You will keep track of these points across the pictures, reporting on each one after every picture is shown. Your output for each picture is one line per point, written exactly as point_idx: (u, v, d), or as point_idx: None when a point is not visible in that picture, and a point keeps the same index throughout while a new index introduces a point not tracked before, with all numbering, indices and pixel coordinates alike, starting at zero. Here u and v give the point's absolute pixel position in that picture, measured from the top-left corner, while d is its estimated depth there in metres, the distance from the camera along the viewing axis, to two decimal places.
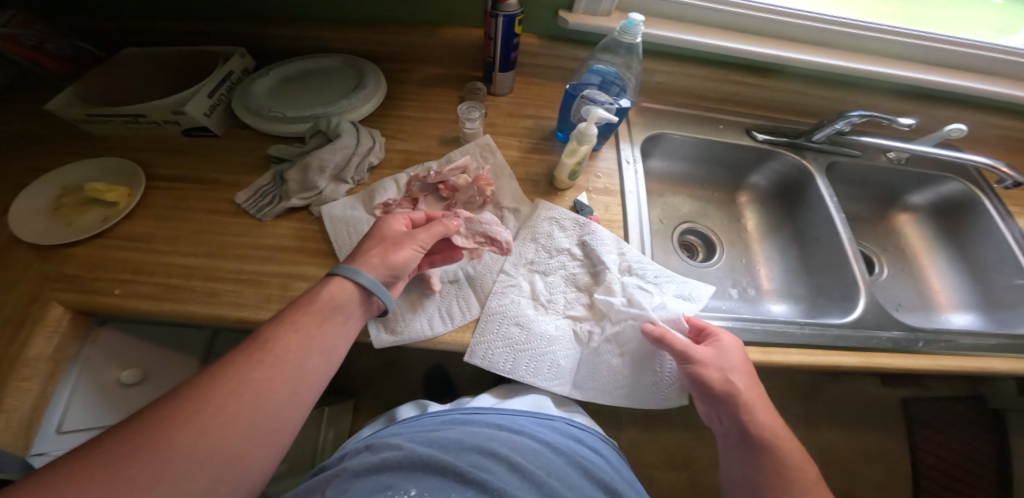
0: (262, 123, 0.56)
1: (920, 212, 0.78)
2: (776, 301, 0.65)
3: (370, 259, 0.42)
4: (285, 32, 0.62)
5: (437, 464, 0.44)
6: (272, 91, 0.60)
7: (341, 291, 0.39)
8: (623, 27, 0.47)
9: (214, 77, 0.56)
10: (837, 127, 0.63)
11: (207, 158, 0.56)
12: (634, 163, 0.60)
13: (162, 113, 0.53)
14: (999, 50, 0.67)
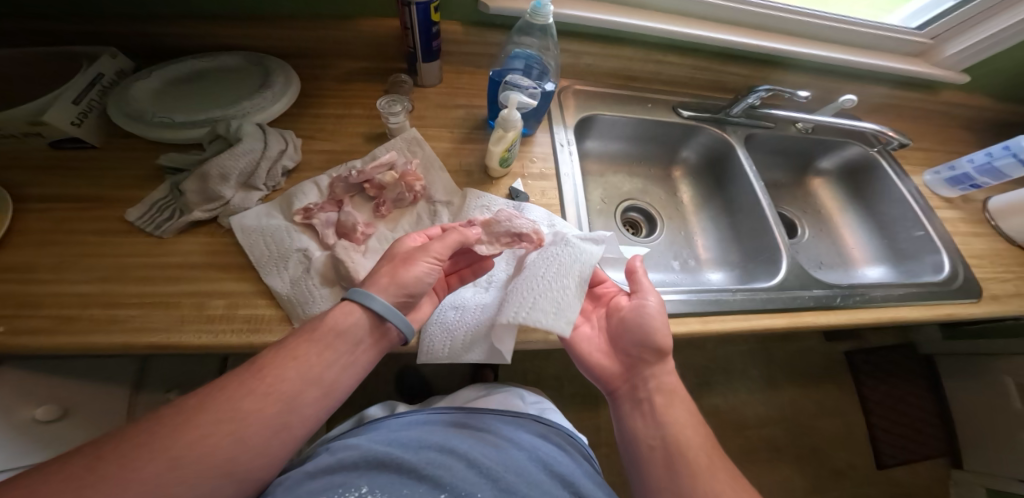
0: (146, 130, 0.49)
1: (829, 176, 0.84)
2: (713, 270, 0.69)
3: (380, 279, 0.41)
4: (171, 27, 0.56)
5: (393, 462, 0.42)
6: (158, 92, 0.53)
7: (346, 318, 0.39)
8: (532, 10, 0.48)
9: (78, 80, 0.49)
10: (750, 101, 0.67)
11: (91, 172, 0.49)
12: (568, 146, 0.60)
13: (18, 125, 0.47)
14: (882, 29, 0.76)
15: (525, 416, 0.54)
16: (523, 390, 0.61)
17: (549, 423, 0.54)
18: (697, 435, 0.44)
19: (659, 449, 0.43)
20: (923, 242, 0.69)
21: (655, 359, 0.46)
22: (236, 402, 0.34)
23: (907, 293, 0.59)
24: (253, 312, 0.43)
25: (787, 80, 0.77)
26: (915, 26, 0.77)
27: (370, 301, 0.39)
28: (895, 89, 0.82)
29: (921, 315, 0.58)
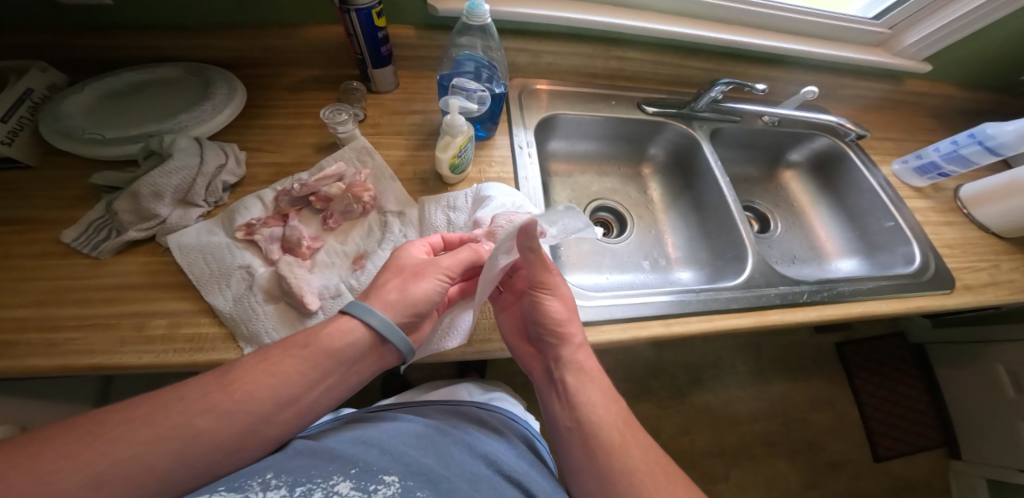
0: (80, 148, 0.47)
1: (801, 168, 0.83)
2: (683, 269, 0.67)
3: (384, 294, 0.40)
4: (112, 41, 0.54)
5: (310, 448, 0.39)
6: (93, 110, 0.51)
7: (337, 335, 0.38)
8: (467, 11, 0.47)
9: (7, 96, 0.47)
10: (713, 95, 0.66)
11: (24, 194, 0.47)
12: (528, 148, 0.59)
13: None
14: (839, 19, 0.75)
15: (466, 404, 0.55)
16: (468, 383, 0.62)
17: (490, 407, 0.55)
18: (613, 413, 0.42)
19: (574, 433, 0.42)
20: (894, 233, 0.68)
21: (561, 341, 0.44)
22: (192, 417, 0.32)
23: (876, 287, 0.58)
24: (193, 331, 0.41)
25: (753, 73, 0.76)
26: (871, 16, 0.77)
27: (367, 316, 0.38)
28: (862, 79, 0.81)
29: (893, 309, 0.57)
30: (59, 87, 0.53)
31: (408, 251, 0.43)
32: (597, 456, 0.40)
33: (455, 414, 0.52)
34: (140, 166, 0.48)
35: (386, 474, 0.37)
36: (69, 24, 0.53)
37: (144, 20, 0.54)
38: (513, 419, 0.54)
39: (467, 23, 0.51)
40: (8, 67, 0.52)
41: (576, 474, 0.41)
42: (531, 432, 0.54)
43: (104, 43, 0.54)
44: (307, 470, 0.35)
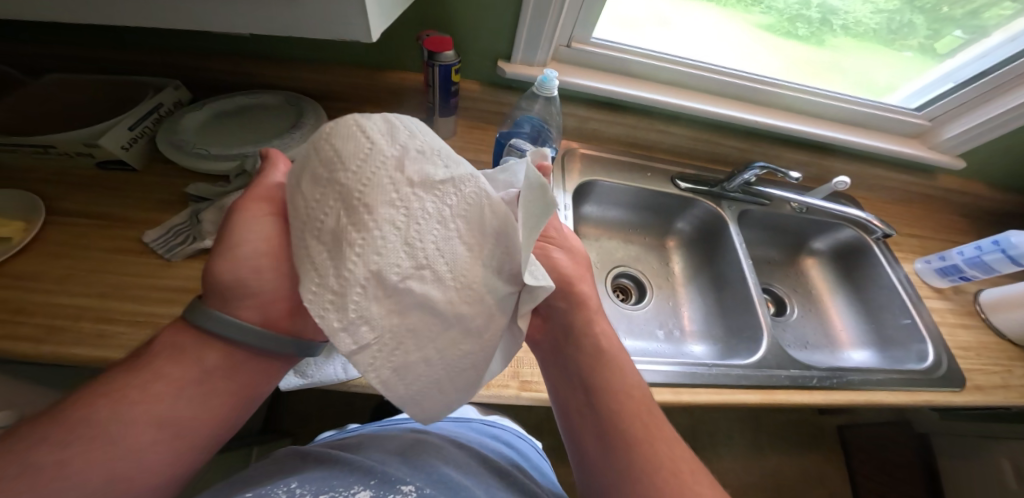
0: (181, 159, 0.53)
1: (822, 256, 0.87)
2: (696, 343, 0.70)
3: (243, 289, 0.31)
4: (219, 67, 0.61)
5: (333, 459, 0.44)
6: (204, 126, 0.58)
7: (216, 354, 0.31)
8: (539, 83, 0.53)
9: (140, 110, 0.54)
10: (746, 177, 0.70)
11: (119, 193, 0.53)
12: (564, 210, 0.64)
13: (74, 145, 0.51)
14: (878, 108, 0.79)
15: (474, 421, 0.62)
16: (471, 407, 0.70)
17: (497, 426, 0.63)
18: (627, 391, 0.40)
19: (584, 406, 0.41)
20: (910, 331, 0.70)
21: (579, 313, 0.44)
22: (61, 444, 0.26)
23: (885, 378, 0.60)
24: None
25: (786, 158, 0.81)
26: (913, 107, 0.81)
27: (238, 334, 0.31)
28: (892, 173, 0.85)
29: (898, 402, 0.58)
30: (184, 104, 0.60)
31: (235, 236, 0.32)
32: (611, 434, 0.38)
33: (469, 429, 0.60)
34: (229, 183, 0.53)
35: (402, 485, 0.42)
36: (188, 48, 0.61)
37: (253, 51, 0.61)
38: (517, 436, 0.64)
39: (537, 91, 0.56)
40: (144, 82, 0.60)
41: (587, 462, 0.39)
42: (533, 449, 0.64)
43: (213, 68, 0.61)
44: (328, 482, 0.40)
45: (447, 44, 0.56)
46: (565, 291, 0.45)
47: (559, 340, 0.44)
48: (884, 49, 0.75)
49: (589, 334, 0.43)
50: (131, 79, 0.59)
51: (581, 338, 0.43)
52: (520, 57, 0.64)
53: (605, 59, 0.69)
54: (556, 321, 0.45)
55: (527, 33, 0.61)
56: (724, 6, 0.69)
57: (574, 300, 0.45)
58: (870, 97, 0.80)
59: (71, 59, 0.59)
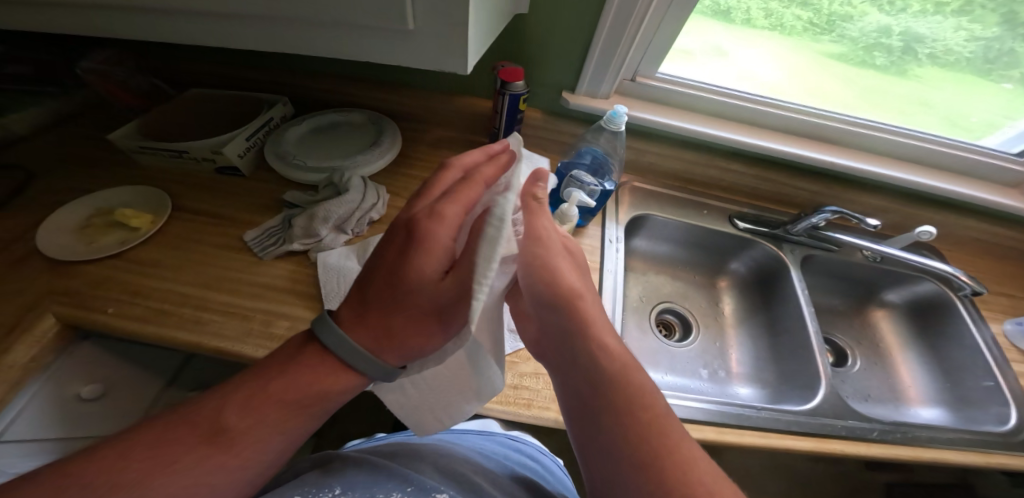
0: (283, 169, 0.62)
1: (895, 309, 0.81)
2: (743, 385, 0.68)
3: (398, 329, 0.34)
4: (324, 86, 0.73)
5: (370, 464, 0.48)
6: (301, 138, 0.68)
7: (336, 374, 0.34)
8: (608, 118, 0.55)
9: (256, 123, 0.64)
10: (814, 221, 0.70)
11: (228, 195, 0.62)
12: (616, 242, 0.65)
13: (202, 152, 0.61)
14: (968, 151, 0.74)
15: (499, 434, 0.64)
16: (494, 421, 0.71)
17: (520, 441, 0.64)
18: (633, 413, 0.35)
19: (574, 408, 0.38)
20: (992, 394, 0.64)
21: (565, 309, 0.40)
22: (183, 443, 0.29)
23: (956, 437, 0.55)
24: None
25: (853, 201, 0.78)
26: (1014, 152, 0.74)
27: (355, 358, 0.34)
28: (980, 222, 0.78)
29: (970, 463, 0.54)
30: (288, 118, 0.70)
31: (415, 271, 0.34)
32: (616, 463, 0.34)
33: (495, 442, 0.61)
34: (318, 192, 0.61)
35: (436, 493, 0.45)
36: (301, 71, 0.73)
37: (352, 73, 0.73)
38: (540, 452, 0.64)
39: (605, 125, 0.59)
40: (263, 100, 0.71)
41: (586, 458, 0.37)
42: (555, 465, 0.64)
43: (318, 87, 0.73)
44: (367, 487, 0.44)
45: (519, 75, 0.60)
46: (553, 302, 0.40)
47: (556, 355, 0.41)
48: (978, 78, 0.71)
49: (586, 347, 0.38)
50: (253, 97, 0.71)
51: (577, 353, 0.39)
52: (584, 89, 0.69)
53: (664, 92, 0.72)
54: (551, 335, 0.41)
55: (593, 66, 0.65)
56: (790, 34, 0.70)
57: (569, 308, 0.39)
58: (963, 138, 0.75)
59: (215, 77, 0.73)
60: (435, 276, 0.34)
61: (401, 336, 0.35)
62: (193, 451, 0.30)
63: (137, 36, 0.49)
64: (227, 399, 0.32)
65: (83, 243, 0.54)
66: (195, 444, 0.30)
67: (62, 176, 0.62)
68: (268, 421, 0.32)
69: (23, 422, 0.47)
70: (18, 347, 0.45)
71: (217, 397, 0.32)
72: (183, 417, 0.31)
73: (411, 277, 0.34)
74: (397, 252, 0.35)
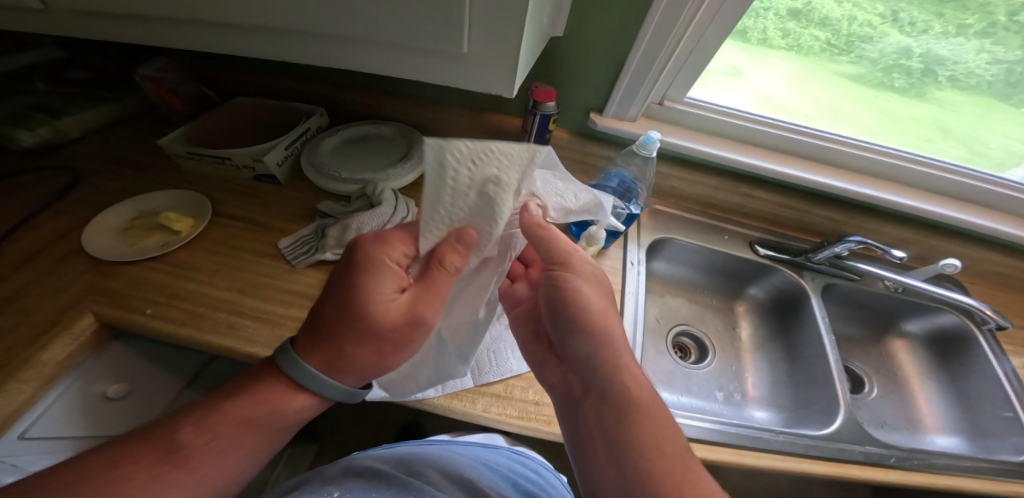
0: (318, 180, 0.65)
1: (914, 340, 0.81)
2: (759, 409, 0.68)
3: (339, 347, 0.36)
4: (359, 99, 0.76)
5: (370, 475, 0.49)
6: (336, 149, 0.70)
7: (291, 395, 0.37)
8: (641, 142, 0.57)
9: (295, 133, 0.67)
10: (837, 249, 0.70)
11: (264, 202, 0.65)
12: (638, 265, 0.66)
13: (243, 159, 0.63)
14: (991, 182, 0.74)
15: (502, 447, 0.64)
16: (496, 435, 0.71)
17: (524, 455, 0.64)
18: (663, 454, 0.36)
19: (572, 418, 0.42)
20: (1010, 425, 0.63)
21: (577, 329, 0.43)
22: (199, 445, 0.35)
23: (974, 466, 0.55)
24: None
25: (875, 229, 0.78)
26: None
27: (316, 385, 0.37)
28: (1005, 255, 0.78)
29: (986, 491, 0.54)
30: (323, 129, 0.73)
31: (370, 290, 0.36)
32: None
33: (499, 455, 0.61)
34: (350, 203, 0.63)
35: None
36: (340, 85, 0.76)
37: (387, 87, 0.76)
38: (544, 467, 0.64)
39: (636, 149, 0.61)
40: (300, 110, 0.74)
41: (586, 468, 0.40)
42: (559, 483, 0.64)
43: (354, 100, 0.76)
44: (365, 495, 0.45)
45: (552, 97, 0.62)
46: (585, 329, 0.43)
47: (579, 390, 0.42)
48: (997, 102, 0.72)
49: (616, 386, 0.40)
50: (292, 107, 0.74)
51: (607, 389, 0.40)
52: (612, 111, 0.70)
53: (684, 114, 0.74)
54: (578, 369, 0.43)
55: (623, 90, 0.67)
56: (808, 54, 0.72)
57: (592, 339, 0.42)
58: (987, 168, 0.75)
59: (258, 87, 0.77)
60: (394, 296, 0.37)
61: (359, 357, 0.37)
62: (150, 465, 0.33)
63: (196, 47, 0.51)
64: (183, 421, 0.36)
65: (125, 244, 0.56)
66: (155, 461, 0.33)
67: (109, 176, 0.65)
68: (222, 440, 0.35)
69: (51, 418, 0.48)
70: (57, 344, 0.46)
71: (175, 421, 0.36)
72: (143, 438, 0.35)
73: (365, 297, 0.36)
74: (346, 272, 0.37)
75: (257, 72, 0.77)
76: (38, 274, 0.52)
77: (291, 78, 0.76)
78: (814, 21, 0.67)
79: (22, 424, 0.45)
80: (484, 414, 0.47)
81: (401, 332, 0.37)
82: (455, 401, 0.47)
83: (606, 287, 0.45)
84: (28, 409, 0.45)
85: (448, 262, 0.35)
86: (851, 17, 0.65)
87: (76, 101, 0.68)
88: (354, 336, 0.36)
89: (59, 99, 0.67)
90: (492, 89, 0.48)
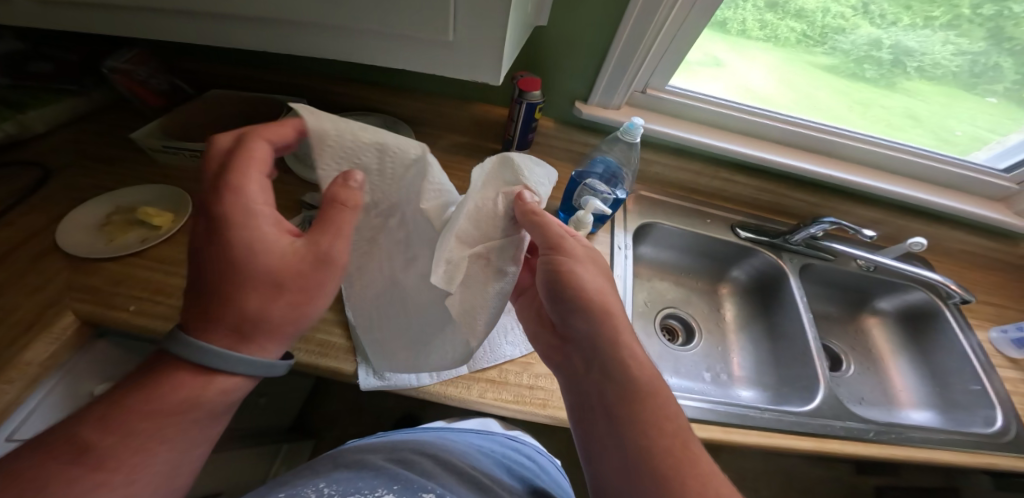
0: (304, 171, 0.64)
1: (887, 317, 0.85)
2: (745, 388, 0.71)
3: (225, 295, 0.34)
4: (343, 90, 0.75)
5: (361, 466, 0.49)
6: None
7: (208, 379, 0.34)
8: (625, 129, 0.59)
9: None
10: (812, 231, 0.73)
11: None
12: (625, 249, 0.68)
13: None
14: (955, 165, 0.78)
15: (497, 433, 0.65)
16: (492, 420, 0.72)
17: (519, 440, 0.65)
18: (659, 425, 0.38)
19: (578, 406, 0.43)
20: (979, 397, 0.67)
21: (580, 314, 0.43)
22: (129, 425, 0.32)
23: (947, 438, 0.59)
24: (325, 339, 0.49)
25: (849, 212, 0.81)
26: (1000, 168, 0.78)
27: (220, 362, 0.34)
28: (968, 234, 0.82)
29: (959, 462, 0.57)
30: None
31: (253, 232, 0.35)
32: (637, 475, 0.36)
33: (493, 441, 0.62)
34: None
35: (424, 492, 0.46)
36: (322, 76, 0.75)
37: (371, 77, 0.75)
38: (538, 452, 0.65)
39: (621, 136, 0.62)
40: (281, 101, 0.72)
41: (593, 456, 0.41)
42: (553, 466, 0.65)
43: (338, 91, 0.74)
44: (354, 485, 0.45)
45: (538, 85, 0.62)
46: (585, 308, 0.43)
47: (581, 369, 0.43)
48: (963, 92, 0.75)
49: (615, 363, 0.41)
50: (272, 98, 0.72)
51: (606, 368, 0.41)
52: (596, 100, 0.71)
53: (667, 103, 0.75)
54: (580, 348, 0.44)
55: (607, 78, 0.68)
56: (784, 46, 0.74)
57: (590, 313, 0.43)
58: (951, 153, 0.79)
59: (236, 79, 0.75)
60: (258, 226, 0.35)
61: (255, 304, 0.35)
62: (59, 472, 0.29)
63: (172, 37, 0.50)
64: (82, 418, 0.32)
65: (104, 240, 0.54)
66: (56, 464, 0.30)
67: (82, 172, 0.63)
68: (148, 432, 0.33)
69: (36, 421, 0.47)
70: (40, 343, 0.45)
71: (72, 419, 0.32)
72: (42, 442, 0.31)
73: (218, 229, 0.34)
74: (206, 228, 0.35)
75: (234, 62, 0.75)
76: (14, 274, 0.50)
77: (271, 69, 0.74)
78: (791, 13, 0.69)
79: (7, 425, 0.44)
80: (480, 398, 0.48)
81: (309, 279, 0.37)
82: (451, 388, 0.48)
83: (608, 276, 0.46)
84: (12, 411, 0.44)
85: (343, 198, 0.37)
86: (825, 8, 0.67)
87: (40, 94, 0.65)
88: (246, 282, 0.35)
89: (22, 92, 0.64)
90: (479, 77, 0.48)
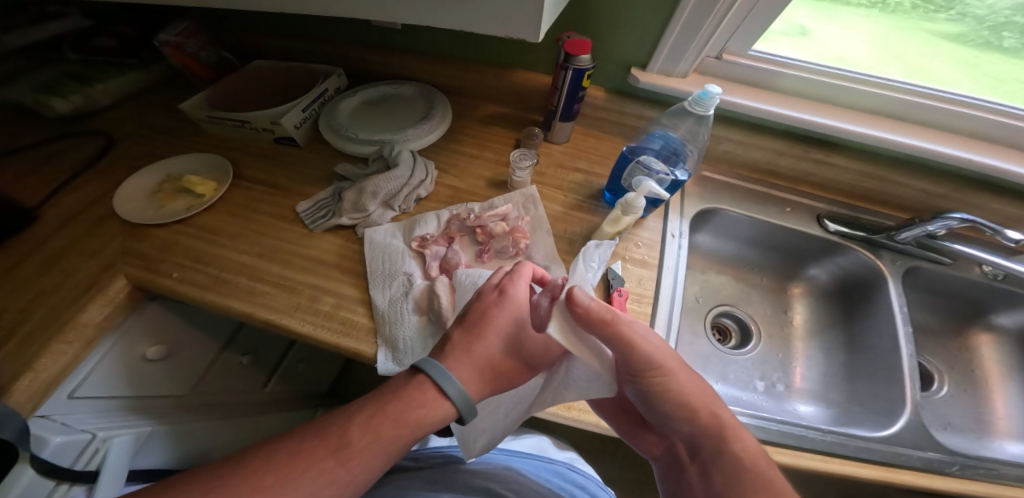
0: (336, 141, 0.63)
1: (1006, 335, 0.68)
2: (805, 402, 0.61)
3: (470, 349, 0.36)
4: (380, 59, 0.72)
5: None
6: (354, 111, 0.67)
7: (439, 400, 0.33)
8: (696, 98, 0.49)
9: (312, 94, 0.64)
10: (930, 229, 0.59)
11: (283, 166, 0.63)
12: (679, 237, 0.59)
13: (262, 122, 0.62)
14: None
15: (558, 463, 0.61)
16: (548, 438, 0.68)
17: (579, 472, 0.60)
18: None
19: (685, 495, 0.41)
20: None
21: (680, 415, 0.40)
22: (352, 426, 0.32)
23: None
24: (350, 317, 0.47)
25: (973, 205, 0.65)
26: None
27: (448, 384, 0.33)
28: None
29: None
30: (341, 90, 0.70)
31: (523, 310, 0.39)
32: None
33: (551, 473, 0.58)
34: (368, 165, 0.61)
35: None
36: (360, 44, 0.72)
37: (409, 44, 0.71)
38: (599, 488, 0.60)
39: (691, 106, 0.53)
40: (320, 71, 0.71)
41: None
42: None
43: (375, 60, 0.72)
44: None
45: (587, 48, 0.55)
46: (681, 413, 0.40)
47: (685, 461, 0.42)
48: None
49: (726, 458, 0.38)
50: (312, 67, 0.71)
51: (716, 456, 0.39)
52: (657, 65, 0.62)
53: (746, 69, 0.64)
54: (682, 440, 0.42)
55: (673, 41, 0.58)
56: (893, 12, 0.62)
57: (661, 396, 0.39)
58: None
59: (279, 50, 0.74)
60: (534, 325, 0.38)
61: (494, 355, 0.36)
62: (318, 461, 0.30)
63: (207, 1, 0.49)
64: (348, 417, 0.32)
65: (154, 207, 0.56)
66: (323, 457, 0.30)
67: (139, 141, 0.66)
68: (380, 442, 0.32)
69: (96, 379, 0.49)
70: (94, 305, 0.47)
71: (336, 413, 0.33)
72: (315, 430, 0.32)
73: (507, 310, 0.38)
74: (488, 300, 0.39)
75: (277, 32, 0.74)
76: (77, 237, 0.53)
77: (313, 39, 0.73)
78: None
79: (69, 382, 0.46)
80: None
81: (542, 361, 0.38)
82: None
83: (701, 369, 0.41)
84: (75, 368, 0.46)
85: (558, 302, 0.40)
86: None
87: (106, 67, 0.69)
88: (484, 341, 0.37)
89: (90, 67, 0.68)
90: (515, 34, 0.42)
